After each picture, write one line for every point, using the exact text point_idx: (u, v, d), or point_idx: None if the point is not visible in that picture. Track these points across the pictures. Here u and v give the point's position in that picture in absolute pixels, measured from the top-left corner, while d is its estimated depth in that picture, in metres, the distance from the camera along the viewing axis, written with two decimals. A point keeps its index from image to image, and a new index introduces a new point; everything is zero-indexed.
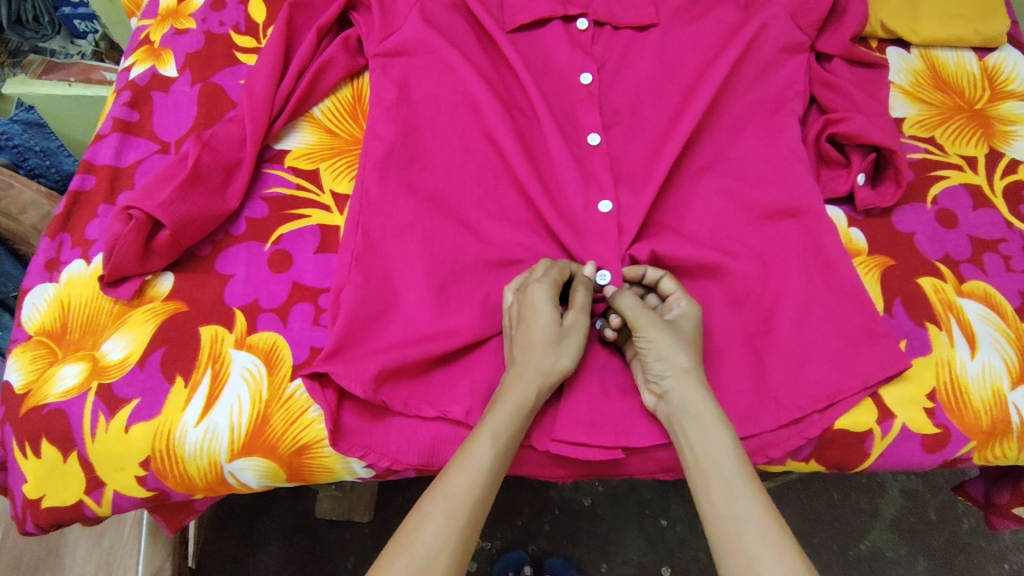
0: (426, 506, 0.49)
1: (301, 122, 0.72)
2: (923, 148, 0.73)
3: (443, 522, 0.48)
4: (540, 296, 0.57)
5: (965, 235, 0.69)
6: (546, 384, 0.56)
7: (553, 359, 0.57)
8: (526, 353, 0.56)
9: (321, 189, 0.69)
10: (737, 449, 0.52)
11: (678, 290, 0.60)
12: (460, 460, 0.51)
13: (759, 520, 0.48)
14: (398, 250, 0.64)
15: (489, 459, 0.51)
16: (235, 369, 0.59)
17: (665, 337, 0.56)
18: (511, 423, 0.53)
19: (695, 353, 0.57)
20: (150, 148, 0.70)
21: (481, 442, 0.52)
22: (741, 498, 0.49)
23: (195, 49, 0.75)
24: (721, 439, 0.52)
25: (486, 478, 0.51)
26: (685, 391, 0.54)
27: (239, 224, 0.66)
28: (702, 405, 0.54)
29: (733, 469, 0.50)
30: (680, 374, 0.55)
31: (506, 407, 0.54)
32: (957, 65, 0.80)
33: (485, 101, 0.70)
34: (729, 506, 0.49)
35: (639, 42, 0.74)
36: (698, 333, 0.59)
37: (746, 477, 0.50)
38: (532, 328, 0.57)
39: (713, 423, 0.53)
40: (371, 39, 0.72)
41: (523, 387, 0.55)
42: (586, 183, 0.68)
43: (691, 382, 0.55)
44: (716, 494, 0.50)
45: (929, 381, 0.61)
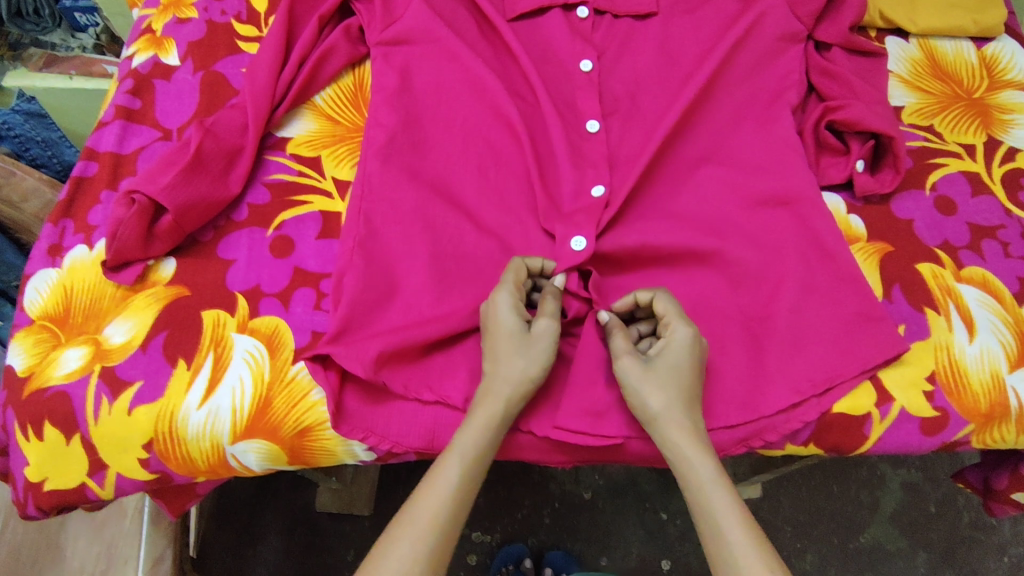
0: (394, 533, 0.51)
1: (302, 109, 0.72)
2: (922, 136, 0.74)
3: (409, 547, 0.50)
4: (504, 305, 0.57)
5: (963, 222, 0.69)
6: (519, 395, 0.55)
7: (519, 368, 0.55)
8: (493, 365, 0.56)
9: (323, 175, 0.69)
10: (720, 489, 0.52)
11: (669, 313, 0.57)
12: (428, 481, 0.53)
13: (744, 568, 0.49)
14: (399, 235, 0.64)
15: (455, 479, 0.53)
16: (237, 353, 0.59)
17: (635, 380, 0.55)
18: (479, 443, 0.54)
19: (679, 389, 0.54)
20: (152, 135, 0.70)
21: (449, 463, 0.53)
22: (726, 545, 0.50)
23: (197, 37, 0.76)
24: (708, 479, 0.52)
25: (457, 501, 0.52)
26: (667, 435, 0.54)
27: (241, 210, 0.66)
28: (685, 446, 0.53)
29: (723, 510, 0.51)
30: (659, 416, 0.54)
31: (475, 426, 0.54)
32: (955, 54, 0.80)
33: (485, 89, 0.70)
34: (721, 546, 0.50)
35: (639, 31, 0.74)
36: (686, 365, 0.55)
37: (736, 518, 0.51)
38: (495, 339, 0.56)
39: (700, 463, 0.52)
40: (373, 27, 0.72)
41: (491, 401, 0.55)
42: (586, 170, 0.68)
43: (674, 423, 0.54)
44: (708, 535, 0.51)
45: (927, 365, 0.61)
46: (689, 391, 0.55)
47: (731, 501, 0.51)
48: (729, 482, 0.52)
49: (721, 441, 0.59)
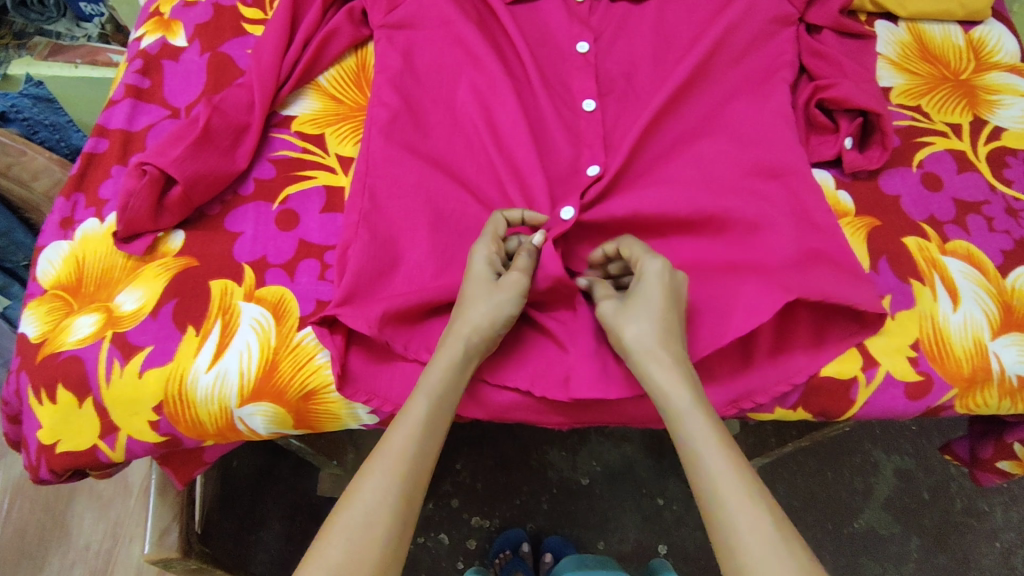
0: (365, 470, 0.51)
1: (306, 89, 0.74)
2: (910, 116, 0.76)
3: (384, 477, 0.51)
4: (478, 253, 0.61)
5: (949, 197, 0.71)
6: (479, 339, 0.57)
7: (478, 309, 0.57)
8: (461, 308, 0.58)
9: (327, 152, 0.71)
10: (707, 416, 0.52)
11: (637, 253, 0.60)
12: (397, 423, 0.54)
13: (738, 492, 0.49)
14: (401, 208, 0.66)
15: (424, 413, 0.54)
16: (244, 320, 0.61)
17: (611, 316, 0.58)
18: (440, 382, 0.55)
19: (649, 320, 0.56)
20: (161, 113, 0.72)
21: (416, 401, 0.55)
22: (716, 467, 0.50)
23: (204, 20, 0.78)
24: (689, 412, 0.53)
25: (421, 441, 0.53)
26: (646, 365, 0.55)
27: (247, 184, 0.68)
28: (662, 373, 0.55)
29: (704, 441, 0.51)
30: (636, 346, 0.56)
31: (436, 369, 0.56)
32: (943, 38, 0.82)
33: (486, 69, 0.72)
34: (704, 479, 0.50)
35: (635, 14, 0.76)
36: (658, 295, 0.57)
37: (717, 441, 0.51)
38: (467, 285, 0.59)
39: (679, 392, 0.54)
40: (376, 9, 0.74)
41: (454, 341, 0.57)
42: (583, 148, 0.70)
43: (650, 353, 0.55)
44: (689, 459, 0.52)
45: (912, 332, 0.63)
46: (663, 319, 0.56)
47: (708, 426, 0.52)
48: (710, 414, 0.53)
49: (712, 403, 0.61)
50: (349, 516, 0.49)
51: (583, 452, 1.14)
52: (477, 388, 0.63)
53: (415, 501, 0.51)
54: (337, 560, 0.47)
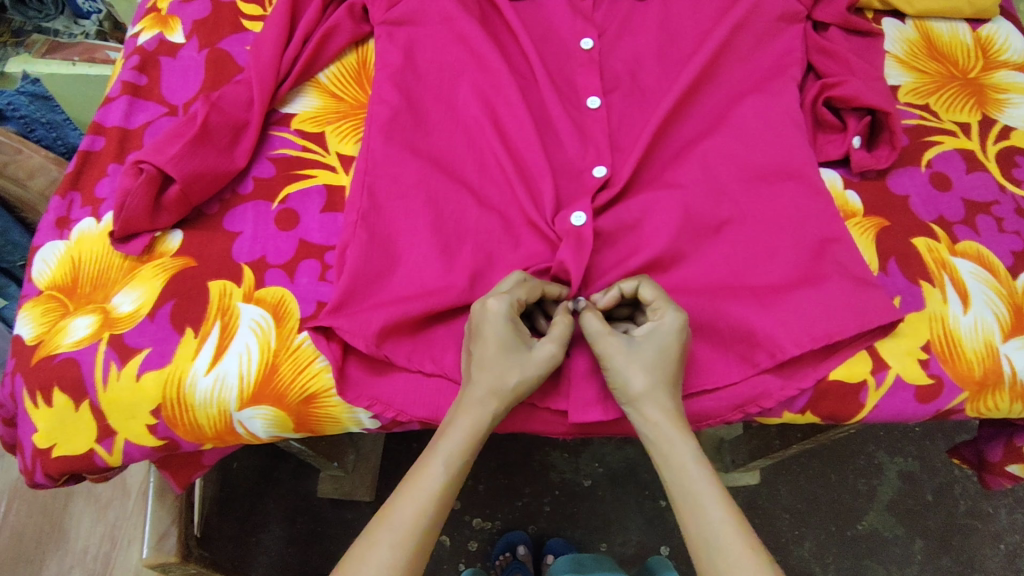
0: (376, 535, 0.50)
1: (307, 87, 0.73)
2: (919, 114, 0.75)
3: (390, 554, 0.49)
4: (497, 313, 0.55)
5: (959, 197, 0.70)
6: (501, 404, 0.55)
7: (507, 376, 0.54)
8: (481, 372, 0.54)
9: (327, 150, 0.70)
10: (712, 475, 0.53)
11: (657, 299, 0.58)
12: (407, 489, 0.52)
13: (749, 562, 0.50)
14: (402, 209, 0.65)
15: (439, 484, 0.52)
16: (243, 321, 0.60)
17: (621, 360, 0.56)
18: (462, 449, 0.53)
19: (659, 372, 0.55)
20: (158, 111, 0.71)
21: (431, 468, 0.52)
22: (722, 528, 0.51)
23: (203, 16, 0.77)
24: (694, 468, 0.53)
25: (433, 505, 0.51)
26: (648, 414, 0.55)
27: (247, 182, 0.67)
28: (668, 427, 0.54)
29: (706, 497, 0.52)
30: (642, 397, 0.55)
31: (459, 429, 0.54)
32: (951, 35, 0.81)
33: (490, 66, 0.72)
34: (705, 534, 0.51)
35: (640, 12, 0.77)
36: (672, 349, 0.56)
37: (722, 503, 0.52)
38: (487, 348, 0.55)
39: (680, 447, 0.54)
40: (377, 5, 0.73)
41: (479, 409, 0.54)
42: (586, 147, 0.70)
43: (657, 405, 0.55)
44: (689, 516, 0.53)
45: (923, 334, 0.62)
46: (671, 373, 0.56)
47: (715, 491, 0.53)
48: (710, 468, 0.54)
49: (717, 408, 0.61)
50: None
51: (584, 454, 1.13)
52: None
53: (425, 561, 0.51)
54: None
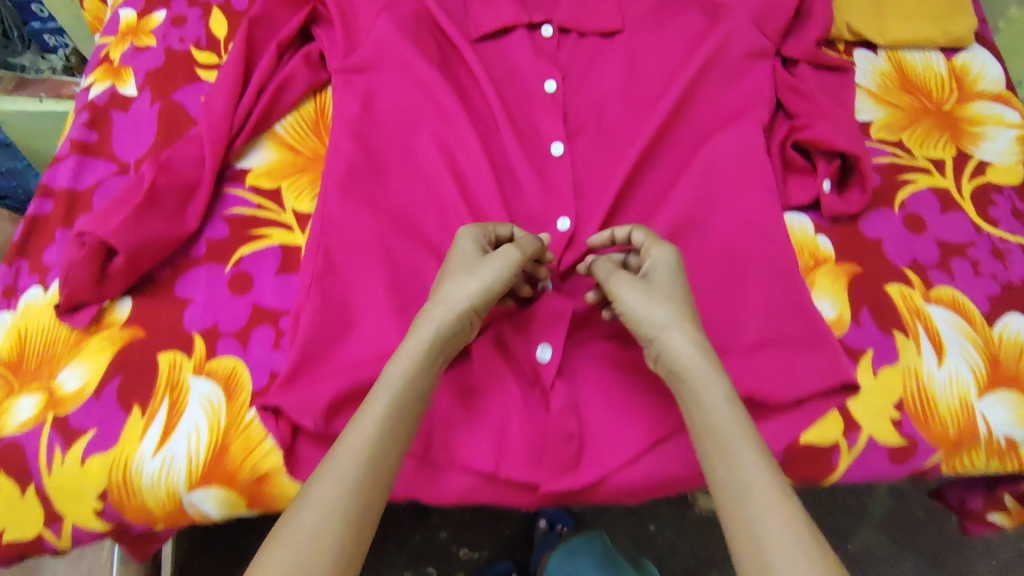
0: (316, 476, 0.46)
1: (262, 139, 0.71)
2: (891, 152, 0.73)
3: (332, 499, 0.45)
4: (466, 236, 0.57)
5: (933, 240, 0.69)
6: (457, 320, 0.52)
7: (460, 288, 0.53)
8: (438, 288, 0.54)
9: (282, 207, 0.68)
10: (742, 413, 0.48)
11: (647, 238, 0.57)
12: (352, 426, 0.48)
13: (776, 508, 0.44)
14: (359, 270, 0.63)
15: (379, 417, 0.48)
16: (192, 397, 0.58)
17: (637, 297, 0.53)
18: (406, 377, 0.50)
19: (679, 302, 0.53)
20: (108, 169, 0.69)
21: (376, 400, 0.49)
22: (748, 468, 0.46)
23: (156, 66, 0.75)
24: (725, 408, 0.48)
25: (374, 447, 0.47)
26: (672, 347, 0.51)
27: (200, 246, 0.65)
28: (698, 359, 0.50)
29: (738, 442, 0.47)
30: (668, 328, 0.51)
31: (424, 327, 0.52)
32: (925, 65, 0.79)
33: (450, 113, 0.70)
34: (736, 479, 0.46)
35: (605, 49, 0.77)
36: (679, 276, 0.54)
37: (750, 444, 0.47)
38: (450, 265, 0.55)
39: (715, 383, 0.49)
40: (334, 53, 0.73)
41: (428, 325, 0.52)
42: (549, 199, 0.68)
43: (685, 334, 0.51)
44: (717, 456, 0.47)
45: (895, 391, 0.60)
46: (686, 304, 0.53)
47: (751, 444, 0.47)
48: (744, 410, 0.49)
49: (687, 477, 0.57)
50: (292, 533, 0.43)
51: None
52: (437, 471, 0.56)
53: (370, 510, 0.46)
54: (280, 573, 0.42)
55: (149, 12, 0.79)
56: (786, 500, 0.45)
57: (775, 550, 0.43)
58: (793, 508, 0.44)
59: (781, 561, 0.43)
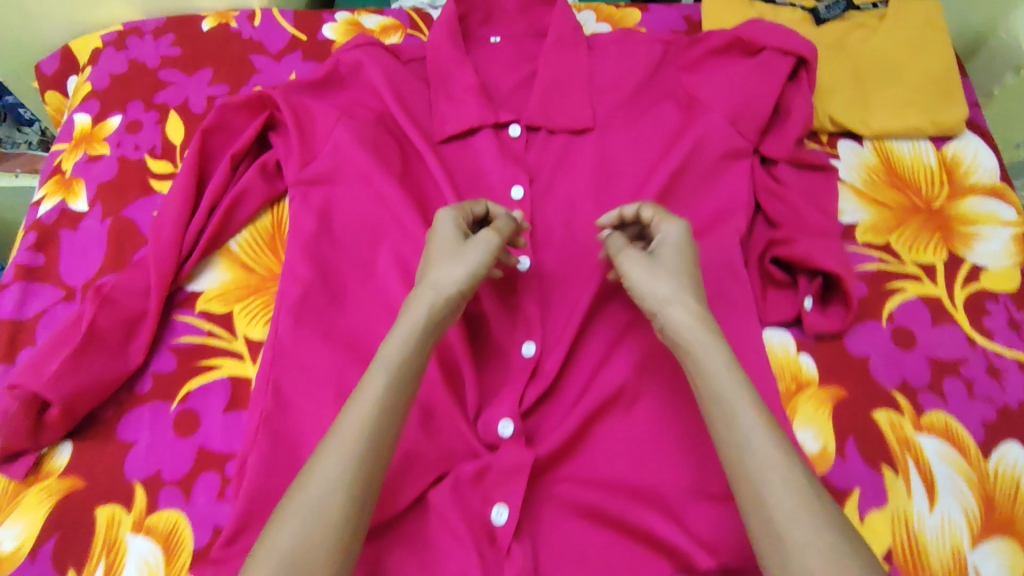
0: (325, 446, 0.48)
1: (215, 256, 0.68)
2: (878, 257, 0.70)
3: (339, 465, 0.47)
4: (445, 217, 0.60)
5: (924, 357, 0.65)
6: (446, 302, 0.55)
7: (445, 271, 0.56)
8: (425, 274, 0.57)
9: (234, 334, 0.65)
10: (742, 375, 0.49)
11: (657, 214, 0.60)
12: (351, 403, 0.50)
13: (776, 465, 0.45)
14: (310, 407, 0.60)
15: (378, 394, 0.50)
16: (130, 560, 0.54)
17: (641, 269, 0.56)
18: (402, 353, 0.52)
19: (682, 279, 0.55)
20: (55, 296, 0.66)
21: (373, 377, 0.50)
22: (748, 427, 0.47)
23: (108, 177, 0.73)
24: (722, 371, 0.49)
25: (374, 418, 0.49)
26: (673, 317, 0.53)
27: (145, 380, 0.62)
28: (694, 329, 0.51)
29: (736, 400, 0.48)
30: (666, 301, 0.53)
31: (416, 309, 0.54)
32: (913, 157, 0.76)
33: (410, 226, 0.67)
34: (737, 440, 0.47)
35: (574, 148, 0.73)
36: (684, 249, 0.57)
37: (751, 404, 0.47)
38: (434, 250, 0.58)
39: (713, 352, 0.50)
40: (290, 164, 0.70)
41: (417, 309, 0.54)
42: (514, 321, 0.65)
43: (683, 306, 0.53)
44: (719, 418, 0.48)
45: (884, 540, 0.56)
46: (691, 277, 0.55)
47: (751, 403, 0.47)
48: (741, 370, 0.49)
49: None
50: (302, 502, 0.46)
51: None
52: None
53: (374, 479, 0.48)
54: (292, 541, 0.44)
55: (103, 117, 0.77)
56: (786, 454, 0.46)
57: (776, 507, 0.44)
58: (794, 467, 0.45)
59: (782, 516, 0.43)
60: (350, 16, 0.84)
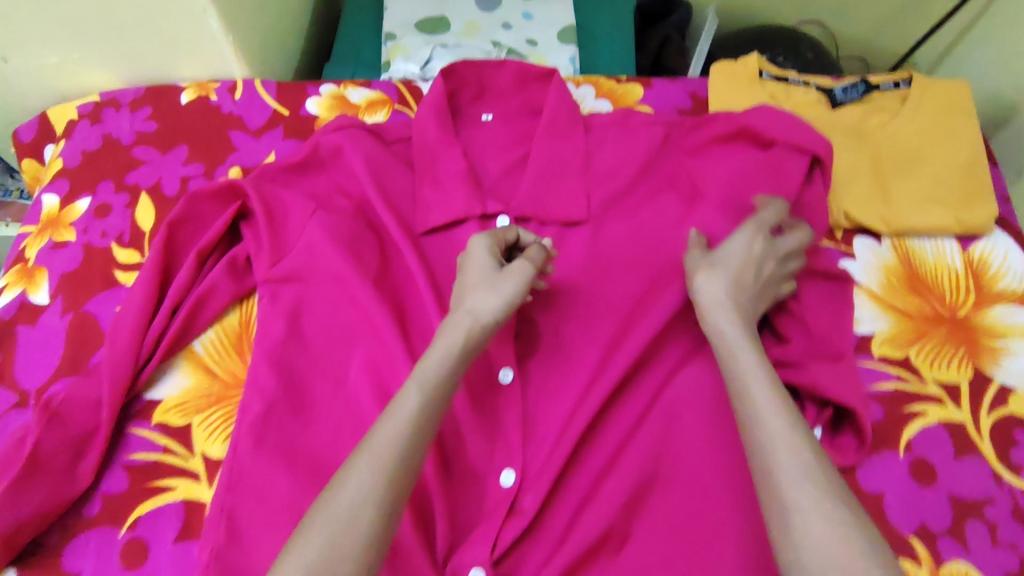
0: (356, 459, 0.45)
1: (178, 359, 0.65)
2: (896, 374, 0.63)
3: (367, 474, 0.44)
4: (478, 248, 0.56)
5: (944, 495, 0.58)
6: (484, 328, 0.52)
7: (479, 300, 0.53)
8: (460, 296, 0.54)
9: (191, 450, 0.61)
10: (787, 400, 0.46)
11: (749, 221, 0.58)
12: (386, 415, 0.47)
13: (814, 496, 0.41)
14: (269, 541, 0.55)
15: (415, 407, 0.47)
16: None
17: (696, 268, 0.55)
18: (440, 369, 0.49)
19: (735, 284, 0.54)
20: (8, 400, 0.62)
21: (408, 390, 0.48)
22: (789, 454, 0.43)
23: (72, 268, 0.69)
24: (763, 391, 0.46)
25: (409, 432, 0.46)
26: (719, 326, 0.52)
27: (94, 502, 0.58)
28: (738, 342, 0.50)
29: (776, 427, 0.44)
30: (712, 309, 0.53)
31: (451, 333, 0.51)
32: (936, 257, 0.70)
33: (385, 331, 0.62)
34: (774, 467, 0.43)
35: (567, 241, 0.68)
36: (750, 258, 0.55)
37: (790, 431, 0.44)
38: (467, 273, 0.55)
39: (755, 375, 0.47)
40: (260, 261, 0.65)
41: (457, 329, 0.51)
42: (492, 445, 0.59)
43: (726, 316, 0.52)
44: (756, 440, 0.44)
45: None
46: (745, 287, 0.54)
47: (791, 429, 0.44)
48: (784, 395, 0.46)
49: None
50: (329, 512, 0.42)
51: None
52: None
53: (402, 497, 0.45)
54: (316, 553, 0.41)
55: (71, 200, 0.73)
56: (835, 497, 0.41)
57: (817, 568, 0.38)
58: (836, 501, 0.41)
59: (811, 551, 0.39)
60: (335, 88, 0.80)
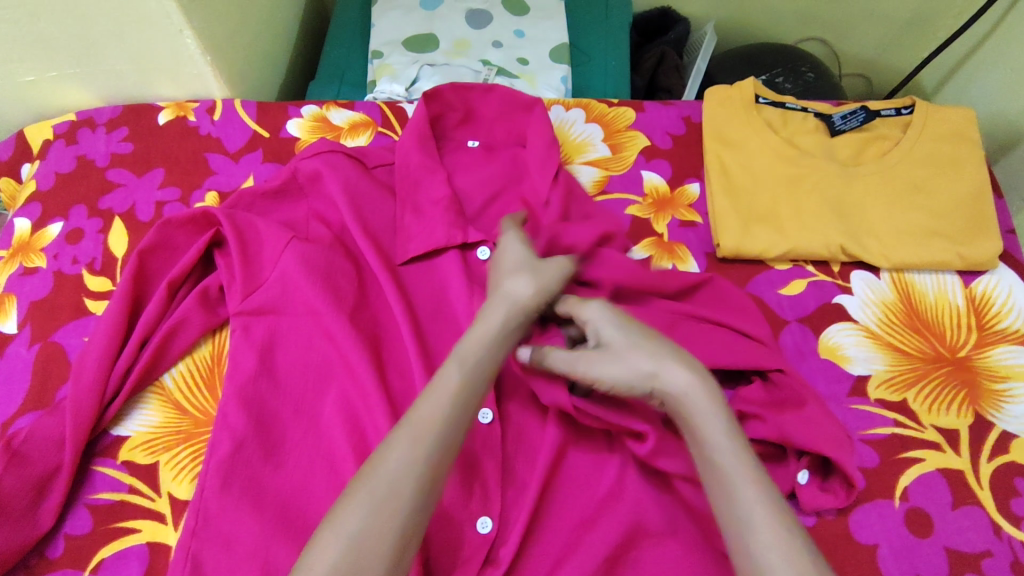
0: (396, 435, 0.44)
1: (148, 394, 0.62)
2: (894, 418, 0.61)
3: (412, 447, 0.44)
4: (511, 240, 0.59)
5: (940, 546, 0.54)
6: (517, 317, 0.53)
7: (516, 284, 0.55)
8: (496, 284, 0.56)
9: (158, 490, 0.58)
10: (748, 451, 0.45)
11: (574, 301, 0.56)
12: (428, 393, 0.47)
13: (785, 551, 0.40)
14: None
15: (455, 385, 0.47)
16: None
17: (597, 365, 0.51)
18: (479, 355, 0.50)
19: (653, 346, 0.50)
20: None
21: (448, 371, 0.48)
22: (755, 507, 0.42)
23: (41, 295, 0.67)
24: (726, 441, 0.45)
25: (452, 407, 0.46)
26: (671, 377, 0.48)
27: (57, 543, 0.55)
28: (695, 390, 0.48)
29: (742, 482, 0.43)
30: (657, 367, 0.49)
31: (492, 315, 0.53)
32: (937, 294, 0.68)
33: (362, 367, 0.59)
34: (742, 524, 0.42)
35: None
36: (623, 319, 0.53)
37: (756, 486, 0.43)
38: (500, 266, 0.57)
39: (716, 426, 0.46)
40: (233, 292, 0.63)
41: (492, 315, 0.53)
42: (470, 489, 0.55)
43: (677, 368, 0.49)
44: (721, 494, 0.44)
45: None
46: (665, 343, 0.51)
47: (756, 486, 0.43)
48: (747, 446, 0.46)
49: None
50: (370, 485, 0.42)
51: None
52: None
53: (445, 474, 0.44)
54: (356, 528, 0.40)
55: (44, 225, 0.71)
56: (796, 526, 0.42)
57: None
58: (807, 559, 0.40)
59: None
60: (317, 110, 0.79)
